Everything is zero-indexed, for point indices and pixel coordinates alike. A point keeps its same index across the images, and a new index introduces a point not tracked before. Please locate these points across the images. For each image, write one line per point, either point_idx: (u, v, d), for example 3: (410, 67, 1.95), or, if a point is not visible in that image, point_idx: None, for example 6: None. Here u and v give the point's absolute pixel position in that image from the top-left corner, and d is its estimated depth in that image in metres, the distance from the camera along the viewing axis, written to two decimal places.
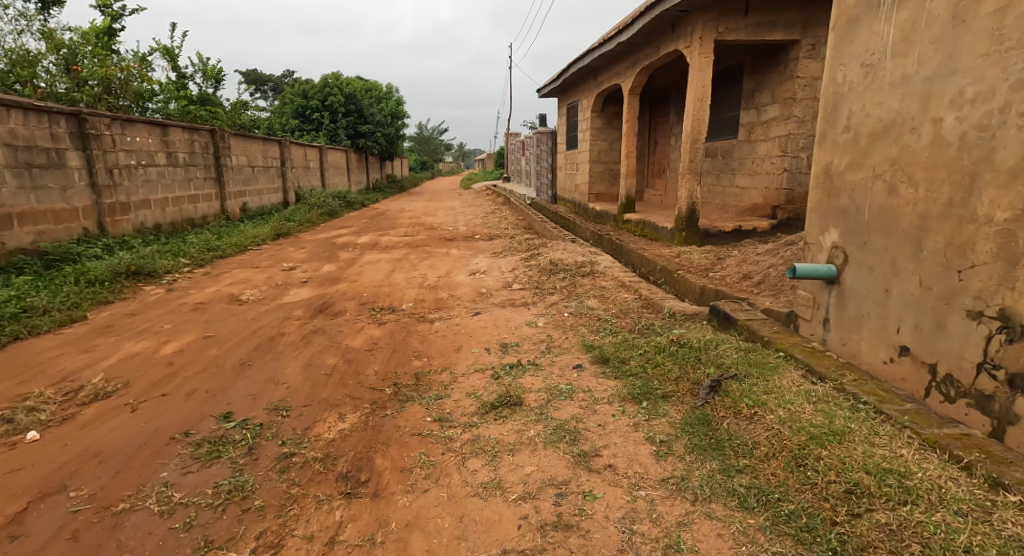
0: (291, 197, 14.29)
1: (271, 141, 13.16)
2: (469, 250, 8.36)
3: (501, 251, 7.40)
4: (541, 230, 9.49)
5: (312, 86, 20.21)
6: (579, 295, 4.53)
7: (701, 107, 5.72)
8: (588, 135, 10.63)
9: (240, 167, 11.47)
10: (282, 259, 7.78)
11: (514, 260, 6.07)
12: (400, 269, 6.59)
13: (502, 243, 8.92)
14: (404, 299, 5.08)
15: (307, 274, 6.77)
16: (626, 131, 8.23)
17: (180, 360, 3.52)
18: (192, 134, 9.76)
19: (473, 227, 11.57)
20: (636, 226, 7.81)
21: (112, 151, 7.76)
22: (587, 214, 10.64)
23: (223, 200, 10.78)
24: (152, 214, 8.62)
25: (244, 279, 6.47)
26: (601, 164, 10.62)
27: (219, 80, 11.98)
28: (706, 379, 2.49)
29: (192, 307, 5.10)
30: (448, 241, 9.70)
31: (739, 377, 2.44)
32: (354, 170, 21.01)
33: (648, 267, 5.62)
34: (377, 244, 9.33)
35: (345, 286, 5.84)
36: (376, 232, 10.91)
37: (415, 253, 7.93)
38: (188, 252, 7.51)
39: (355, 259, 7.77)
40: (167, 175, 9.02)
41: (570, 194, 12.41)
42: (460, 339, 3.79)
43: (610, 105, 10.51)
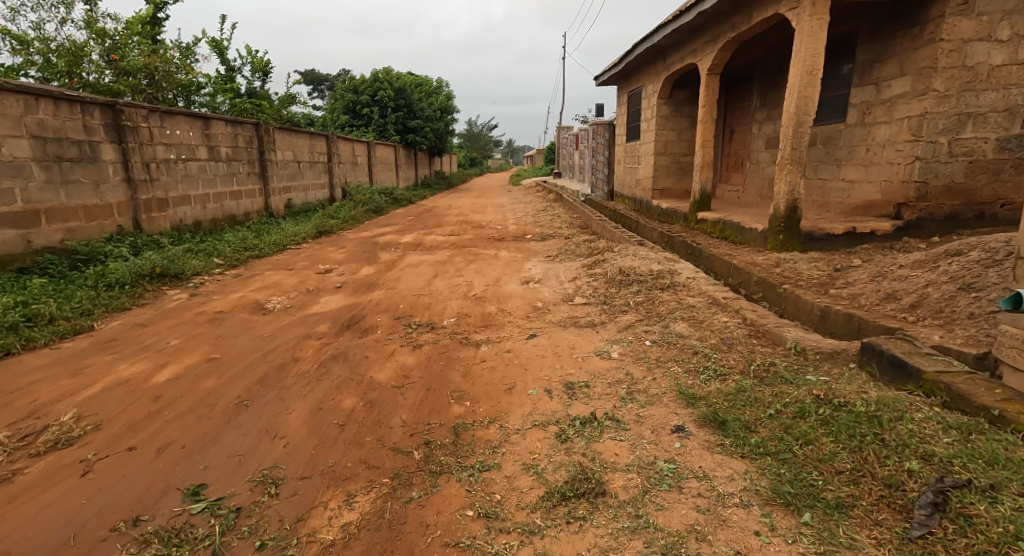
0: (337, 193, 13.92)
1: (318, 136, 12.77)
2: (520, 252, 7.53)
3: (557, 255, 6.53)
4: (601, 230, 8.55)
5: (363, 81, 19.91)
6: (662, 315, 3.63)
7: (810, 81, 4.64)
8: (653, 125, 9.59)
9: (285, 163, 11.08)
10: (319, 260, 7.23)
11: (574, 268, 5.20)
12: (443, 275, 5.85)
13: (556, 244, 8.04)
14: (447, 313, 4.32)
15: (343, 278, 6.14)
16: (702, 117, 7.18)
17: (172, 393, 2.85)
18: (236, 128, 9.38)
19: (523, 225, 10.74)
20: (714, 227, 6.77)
21: (151, 145, 7.38)
22: (650, 212, 9.62)
23: (267, 196, 10.40)
24: (192, 210, 8.22)
25: (274, 282, 5.88)
26: (667, 156, 9.57)
27: (266, 72, 11.63)
28: (919, 488, 1.69)
29: (209, 317, 4.51)
30: (497, 241, 8.91)
31: (986, 492, 1.64)
32: (402, 165, 20.62)
33: (739, 279, 4.64)
34: (421, 244, 8.66)
35: (381, 295, 5.14)
36: (422, 231, 10.29)
37: (461, 257, 7.17)
38: (224, 251, 7.05)
39: (395, 261, 7.10)
40: (208, 170, 8.64)
41: (630, 190, 11.39)
42: (513, 374, 2.98)
43: (678, 91, 9.44)
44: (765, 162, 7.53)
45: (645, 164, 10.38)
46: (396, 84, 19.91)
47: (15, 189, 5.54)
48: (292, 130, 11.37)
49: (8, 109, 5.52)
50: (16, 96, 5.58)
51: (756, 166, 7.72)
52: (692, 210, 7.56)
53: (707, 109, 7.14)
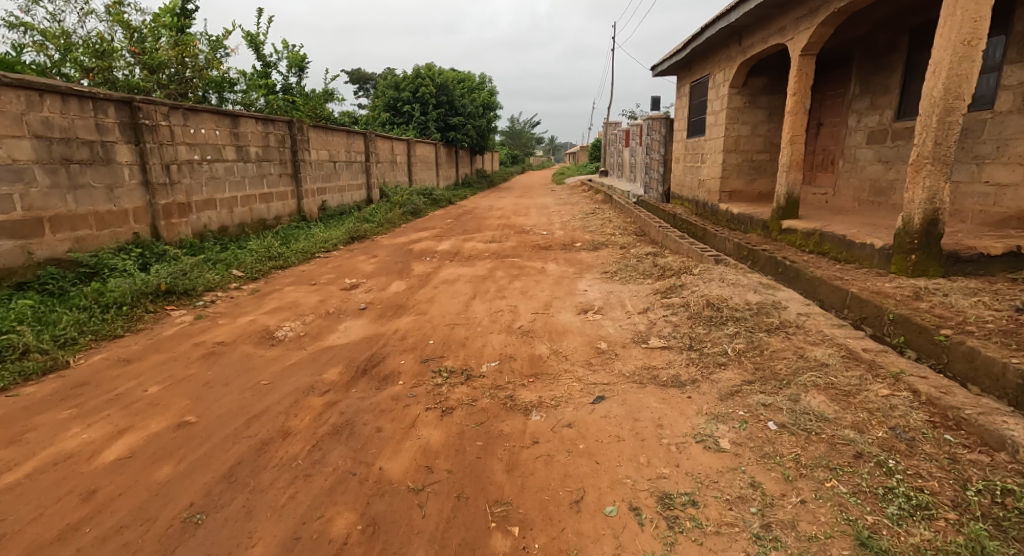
0: (375, 194, 13.30)
1: (355, 134, 12.17)
2: (572, 265, 6.61)
3: (617, 273, 5.58)
4: (665, 241, 7.55)
5: (404, 77, 19.32)
6: (785, 380, 2.57)
7: (967, 55, 3.54)
8: (722, 118, 8.58)
9: (320, 163, 10.49)
10: (350, 272, 6.53)
11: (642, 294, 4.26)
12: (483, 296, 5.02)
13: (613, 256, 7.06)
14: (488, 356, 3.47)
15: (370, 296, 5.38)
16: (792, 108, 6.19)
17: (115, 497, 2.03)
18: (267, 126, 8.75)
19: (571, 231, 9.79)
20: (807, 240, 5.70)
21: (174, 146, 6.64)
22: (717, 217, 8.62)
23: (299, 199, 9.78)
24: (217, 215, 7.52)
25: (293, 301, 5.17)
26: (738, 154, 8.56)
27: (302, 67, 11.01)
28: None
29: (206, 350, 3.76)
30: (543, 250, 8.01)
31: None
32: (442, 164, 19.97)
33: (863, 314, 3.59)
34: (459, 254, 7.88)
35: (411, 322, 4.34)
36: (461, 236, 9.52)
37: (504, 270, 6.32)
38: (242, 264, 6.29)
39: (430, 274, 6.32)
40: (236, 172, 7.98)
41: (691, 192, 10.28)
42: (588, 467, 2.15)
43: (754, 79, 8.34)
44: (865, 161, 6.56)
45: (710, 164, 9.29)
46: (438, 79, 19.22)
47: (14, 195, 4.87)
48: (328, 129, 10.79)
49: (7, 105, 4.84)
50: (17, 92, 4.90)
51: (853, 166, 6.74)
52: (775, 217, 6.57)
53: (798, 98, 6.12)
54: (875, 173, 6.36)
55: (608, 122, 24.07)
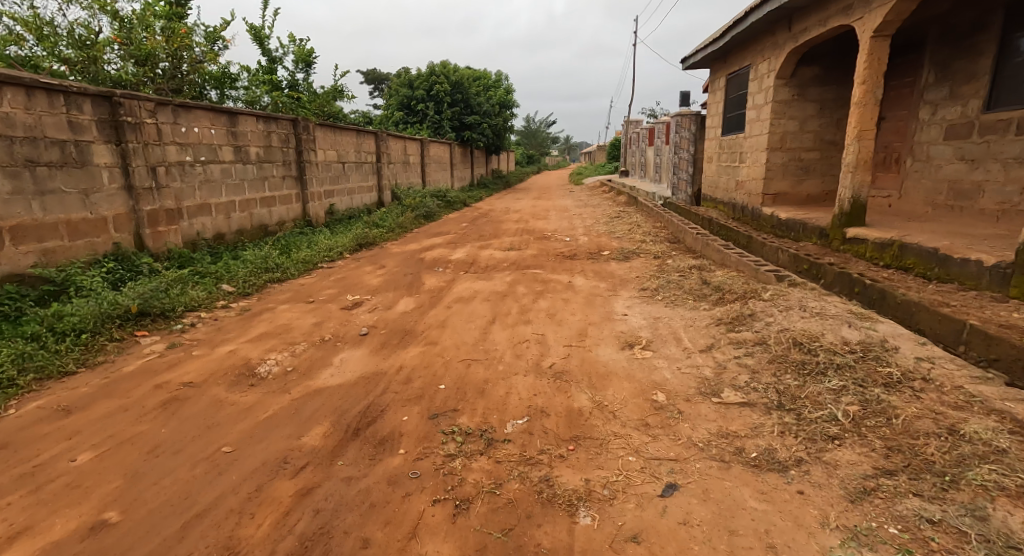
0: (387, 196, 12.65)
1: (365, 134, 11.53)
2: (602, 279, 5.88)
3: (659, 292, 4.82)
4: (708, 251, 6.77)
5: (419, 75, 18.70)
6: (949, 473, 1.89)
7: None
8: (766, 113, 7.91)
9: (327, 164, 9.84)
10: (355, 285, 5.88)
11: (700, 324, 3.50)
12: (505, 320, 4.32)
13: (648, 268, 6.32)
14: (515, 409, 2.76)
15: (375, 317, 4.72)
16: (861, 96, 5.41)
17: None
18: (269, 125, 8.05)
19: (597, 237, 9.05)
20: (883, 252, 4.95)
21: (163, 146, 5.94)
22: (762, 224, 7.85)
23: (305, 202, 9.09)
24: (213, 222, 6.83)
25: (286, 323, 4.50)
26: (785, 153, 7.85)
27: (309, 62, 10.32)
28: None
29: (170, 393, 3.08)
30: (567, 260, 7.29)
31: None
32: (457, 165, 19.33)
33: (994, 355, 2.86)
34: (475, 264, 7.19)
35: (419, 354, 3.65)
36: (477, 243, 8.84)
37: (526, 285, 5.61)
38: (235, 279, 5.58)
39: (442, 289, 5.63)
40: (234, 174, 7.25)
41: (728, 195, 9.51)
42: None
43: (803, 69, 7.56)
44: (941, 159, 5.77)
45: (751, 164, 8.51)
46: (453, 77, 18.57)
47: None
48: (337, 128, 10.15)
49: None
50: None
51: (926, 165, 5.96)
52: (836, 225, 5.85)
53: (868, 86, 5.35)
54: (956, 172, 5.54)
55: (628, 120, 23.19)
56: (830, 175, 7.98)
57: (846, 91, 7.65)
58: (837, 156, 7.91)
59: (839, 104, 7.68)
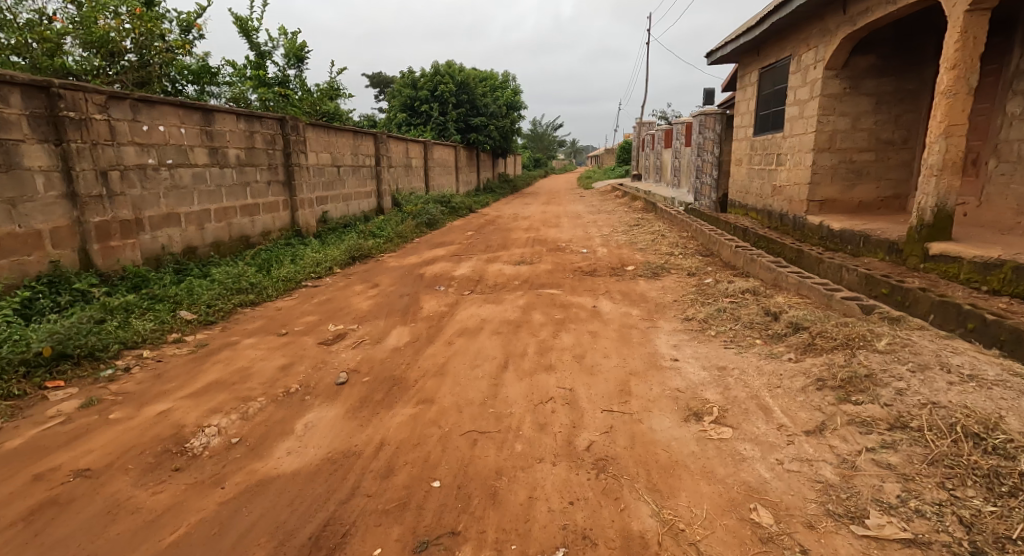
0: (387, 202, 11.78)
1: (363, 135, 10.70)
2: (632, 303, 4.99)
3: (710, 327, 3.91)
4: (752, 267, 5.84)
5: (423, 75, 17.90)
6: None
7: None
8: (813, 108, 7.05)
9: (319, 168, 8.98)
10: (343, 309, 5.01)
11: (789, 386, 2.57)
12: (521, 364, 3.44)
13: (684, 288, 5.40)
14: (542, 531, 1.87)
15: (360, 355, 3.85)
16: (950, 84, 4.53)
17: None
18: (252, 124, 7.14)
19: (617, 248, 8.15)
20: (986, 274, 4.13)
21: (120, 145, 5.04)
22: (812, 235, 6.97)
23: (293, 210, 8.19)
24: (182, 234, 5.92)
25: (251, 362, 3.63)
26: (833, 153, 7.02)
27: (302, 57, 9.47)
28: None
29: (56, 489, 2.19)
30: (588, 276, 6.38)
31: None
32: (463, 169, 18.47)
33: None
34: (482, 282, 6.31)
35: (411, 419, 2.76)
36: (484, 255, 7.95)
37: (542, 311, 4.72)
38: (197, 305, 4.63)
39: (444, 316, 4.74)
40: (209, 179, 6.33)
41: (764, 203, 8.67)
42: None
43: (857, 58, 6.70)
44: None
45: (795, 167, 7.64)
46: (458, 77, 17.75)
47: None
48: (331, 128, 9.29)
49: None
50: None
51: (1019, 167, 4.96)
52: (914, 238, 4.92)
53: (960, 71, 4.47)
54: None
55: (641, 122, 22.26)
56: (885, 180, 7.07)
57: (906, 83, 6.74)
58: (893, 158, 6.99)
59: (897, 98, 6.78)
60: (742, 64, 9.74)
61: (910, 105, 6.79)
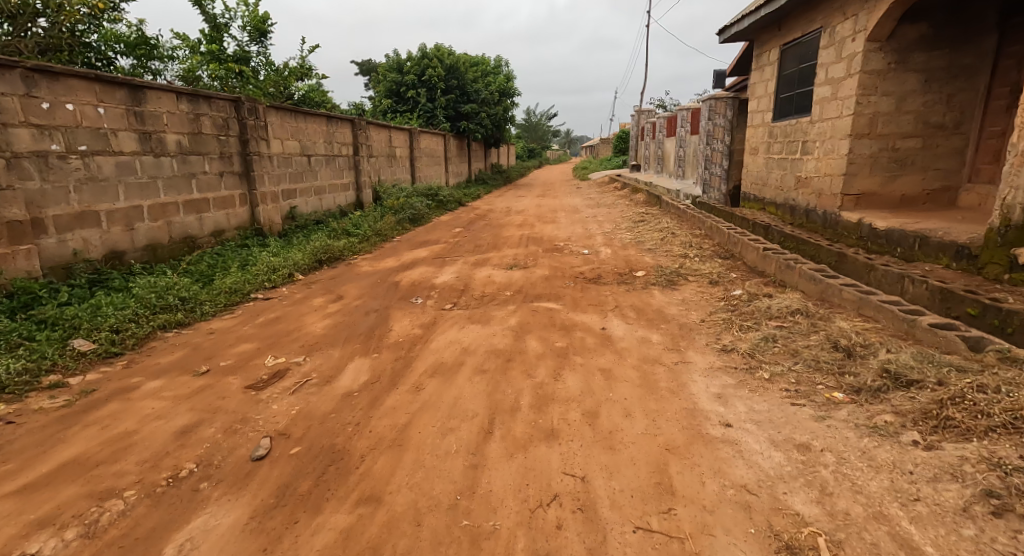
0: (368, 195, 10.76)
1: (339, 121, 9.67)
2: (649, 323, 4.06)
3: (762, 368, 2.96)
4: (787, 276, 4.92)
5: (410, 59, 16.86)
6: None
7: None
8: (850, 88, 6.22)
9: (284, 158, 7.95)
10: (293, 331, 4.06)
11: (945, 505, 1.76)
12: (512, 426, 2.50)
13: (710, 304, 4.49)
14: None
15: (299, 405, 2.90)
16: None
17: None
18: (197, 105, 6.09)
19: (623, 249, 7.24)
20: None
21: (5, 126, 4.11)
22: (850, 234, 6.14)
23: (252, 205, 7.14)
24: (104, 235, 4.91)
25: (143, 420, 2.67)
26: (874, 140, 6.20)
27: (266, 31, 8.40)
28: None
29: None
30: (593, 285, 5.47)
31: None
32: (453, 159, 17.47)
33: None
34: (467, 292, 5.36)
35: (341, 542, 1.83)
36: (473, 257, 7.00)
37: (540, 338, 3.79)
38: (100, 331, 3.64)
39: (418, 343, 3.80)
40: (140, 170, 5.29)
41: (789, 196, 7.82)
42: None
43: (905, 28, 5.81)
44: None
45: (829, 156, 6.73)
46: (448, 61, 16.71)
47: None
48: (299, 112, 8.24)
49: None
50: None
51: None
52: (995, 243, 4.00)
53: None
54: None
55: (640, 110, 21.22)
56: (932, 170, 6.19)
57: (960, 58, 5.85)
58: (943, 145, 6.10)
59: (950, 75, 5.89)
60: (763, 39, 8.79)
61: (964, 83, 5.88)
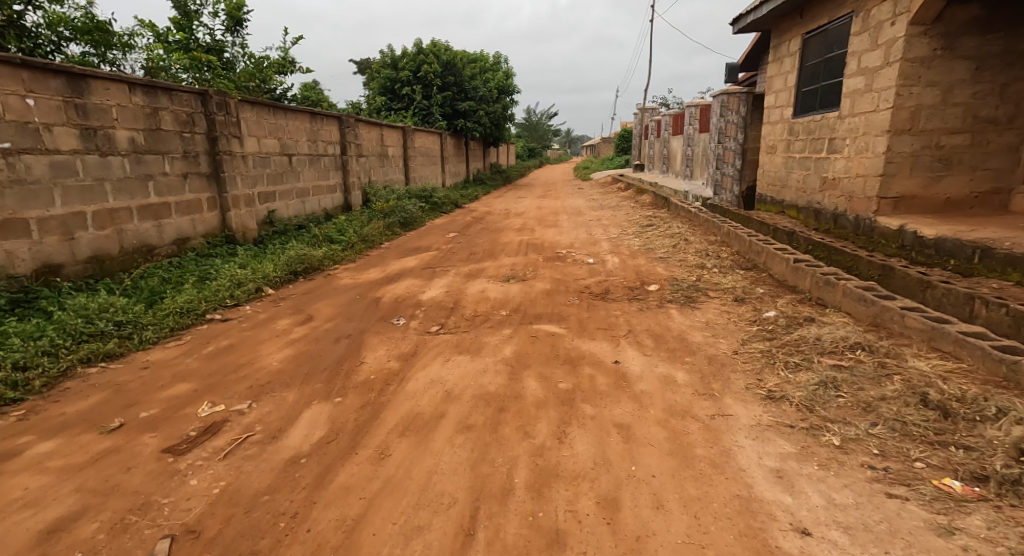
0: (356, 198, 10.07)
1: (325, 118, 9.00)
2: (671, 357, 3.39)
3: (827, 428, 2.30)
4: (828, 294, 4.24)
5: (404, 55, 16.18)
6: None
7: None
8: (889, 78, 5.56)
9: (261, 157, 7.27)
10: (243, 365, 3.38)
11: None
12: (503, 526, 1.86)
13: (741, 330, 3.81)
14: None
15: (226, 479, 2.22)
16: None
17: None
18: (155, 98, 5.41)
19: (632, 257, 6.56)
20: None
21: None
22: (890, 242, 5.46)
23: (222, 210, 6.45)
24: (34, 247, 4.23)
25: (6, 513, 2.00)
26: (915, 137, 5.54)
27: (241, 20, 7.71)
28: None
29: None
30: (602, 302, 4.80)
31: None
32: (450, 158, 16.77)
33: None
34: (457, 310, 4.69)
35: None
36: (467, 267, 6.33)
37: (540, 377, 3.13)
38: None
39: (393, 383, 3.13)
40: (82, 171, 4.61)
41: (815, 199, 7.13)
42: None
43: (955, 9, 5.16)
44: None
45: (861, 154, 6.05)
46: (444, 56, 16.03)
47: None
48: (278, 107, 7.57)
49: None
50: None
51: None
52: None
53: None
54: None
55: (642, 108, 20.55)
56: (980, 171, 5.54)
57: (1018, 43, 5.26)
58: (994, 143, 5.48)
59: (1006, 63, 5.30)
60: (783, 29, 8.12)
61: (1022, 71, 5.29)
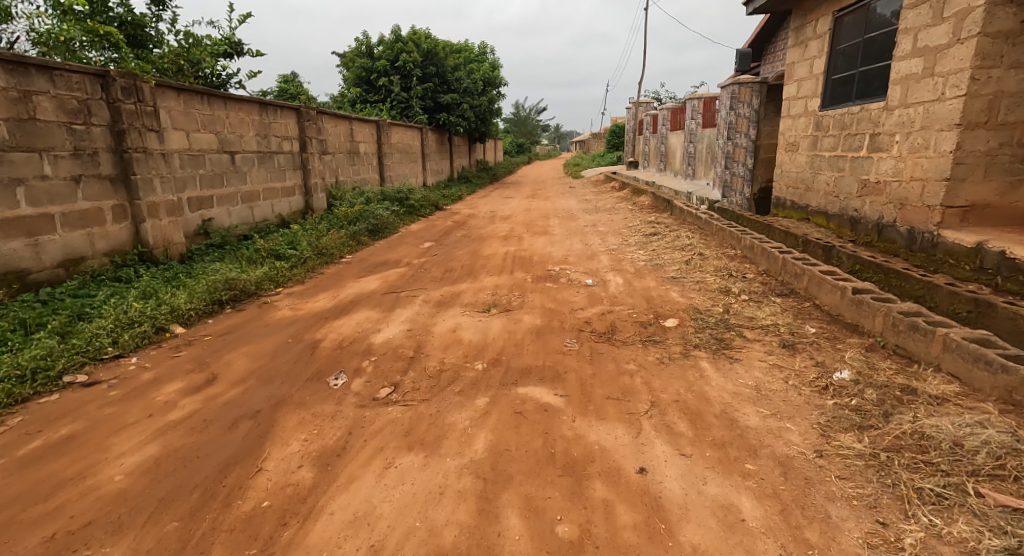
0: (319, 200, 8.80)
1: (278, 109, 7.73)
2: (723, 463, 2.24)
3: None
4: (915, 344, 3.12)
5: (381, 43, 14.92)
6: None
7: None
8: (960, 59, 4.48)
9: (192, 155, 6.01)
10: (64, 483, 2.18)
11: None
12: None
13: (814, 406, 2.66)
14: None
15: None
16: None
17: None
18: (27, 81, 4.21)
19: (638, 277, 5.41)
20: None
21: None
22: (965, 264, 4.39)
23: (135, 221, 5.12)
24: None
25: None
26: (993, 131, 4.46)
27: None
28: None
29: None
30: (608, 348, 3.64)
31: None
32: (431, 155, 15.53)
33: None
34: (417, 362, 3.50)
35: None
36: (438, 291, 5.14)
37: (527, 512, 1.98)
38: None
39: (292, 526, 1.96)
40: None
41: (853, 206, 6.02)
42: None
43: None
44: None
45: (918, 154, 4.95)
46: (424, 44, 14.79)
47: None
48: (214, 94, 6.29)
49: None
50: None
51: None
52: None
53: None
54: None
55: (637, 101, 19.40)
56: None
57: None
58: None
59: None
60: (808, 7, 7.01)
61: None
